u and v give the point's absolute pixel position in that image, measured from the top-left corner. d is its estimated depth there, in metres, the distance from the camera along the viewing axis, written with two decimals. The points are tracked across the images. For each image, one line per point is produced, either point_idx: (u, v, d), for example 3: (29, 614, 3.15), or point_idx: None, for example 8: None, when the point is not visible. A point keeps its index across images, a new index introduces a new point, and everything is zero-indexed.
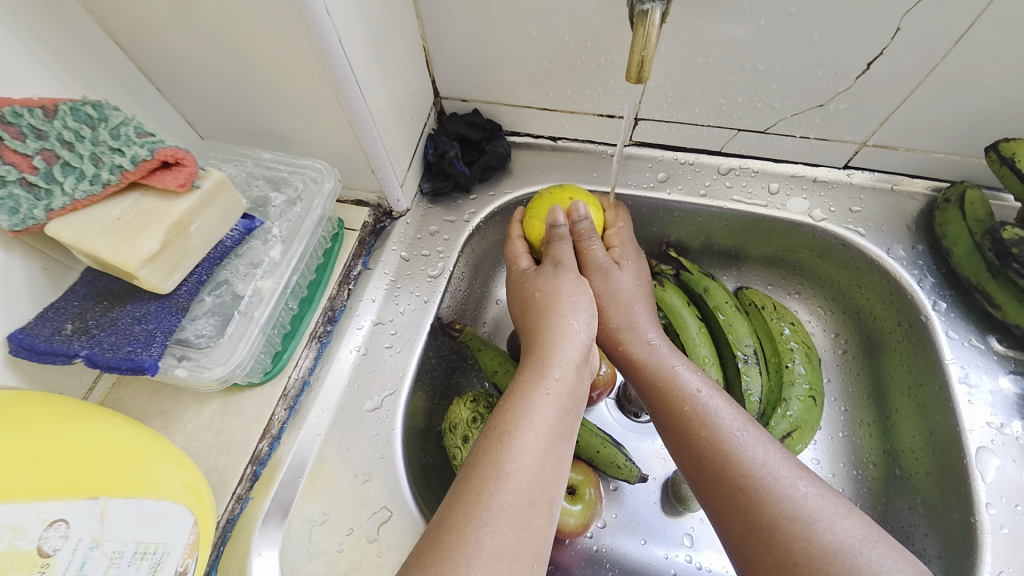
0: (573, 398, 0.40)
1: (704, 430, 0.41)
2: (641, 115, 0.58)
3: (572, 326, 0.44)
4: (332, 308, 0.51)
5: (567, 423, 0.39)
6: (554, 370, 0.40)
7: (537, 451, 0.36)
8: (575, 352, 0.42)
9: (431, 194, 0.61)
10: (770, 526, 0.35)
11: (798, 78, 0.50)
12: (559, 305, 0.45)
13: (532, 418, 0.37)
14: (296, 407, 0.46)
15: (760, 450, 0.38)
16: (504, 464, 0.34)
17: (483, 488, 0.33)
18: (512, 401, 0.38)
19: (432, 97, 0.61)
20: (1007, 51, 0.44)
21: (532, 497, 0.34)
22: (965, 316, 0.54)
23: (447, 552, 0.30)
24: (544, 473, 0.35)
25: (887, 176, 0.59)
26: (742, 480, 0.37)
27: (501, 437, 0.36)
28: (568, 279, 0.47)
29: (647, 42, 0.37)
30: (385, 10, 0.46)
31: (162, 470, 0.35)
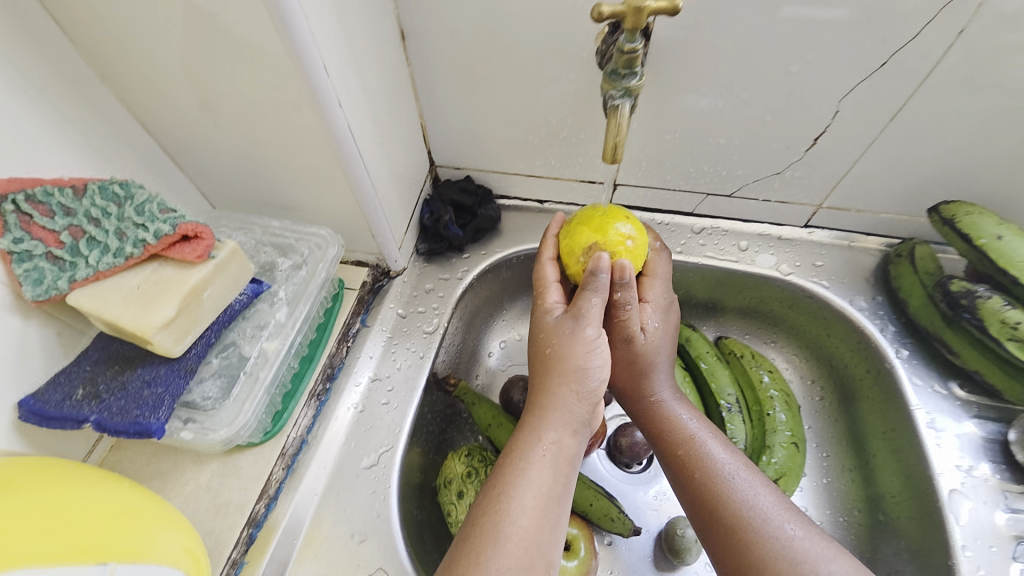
0: (571, 456, 0.42)
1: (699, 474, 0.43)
2: (619, 181, 0.64)
3: (576, 388, 0.44)
4: (330, 366, 0.53)
5: (565, 481, 0.40)
6: (551, 429, 0.42)
7: (533, 513, 0.37)
8: (574, 415, 0.43)
9: (426, 254, 0.65)
10: (761, 568, 0.37)
11: (755, 150, 0.56)
12: (565, 366, 0.44)
13: (528, 481, 0.39)
14: (294, 466, 0.47)
15: (751, 492, 0.41)
16: (501, 526, 0.36)
17: (482, 551, 0.35)
18: (509, 463, 0.40)
19: (428, 166, 0.66)
20: (928, 129, 0.51)
21: (529, 561, 0.35)
22: (928, 363, 0.57)
23: None
24: (542, 535, 0.37)
25: (844, 234, 0.64)
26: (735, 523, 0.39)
27: (497, 499, 0.38)
28: (585, 335, 0.45)
29: (619, 130, 0.42)
30: (389, 96, 0.52)
31: (164, 535, 0.35)
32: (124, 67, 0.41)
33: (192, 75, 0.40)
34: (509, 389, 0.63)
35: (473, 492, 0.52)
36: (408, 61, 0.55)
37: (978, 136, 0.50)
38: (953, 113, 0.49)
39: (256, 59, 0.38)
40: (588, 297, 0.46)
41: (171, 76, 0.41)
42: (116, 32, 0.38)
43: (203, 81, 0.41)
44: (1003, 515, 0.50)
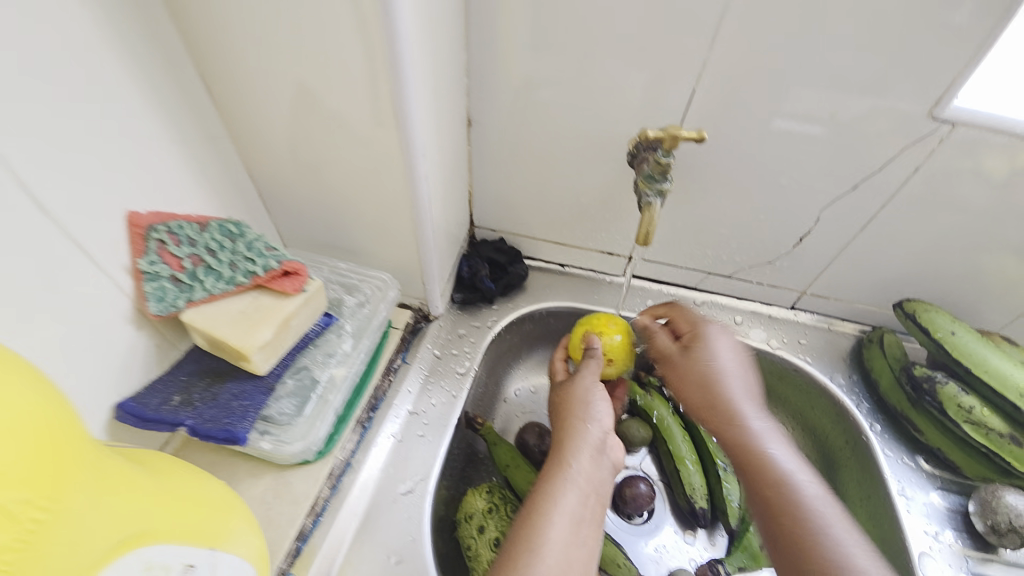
0: (597, 486, 0.49)
1: (791, 510, 0.43)
2: (635, 255, 0.74)
3: (590, 423, 0.52)
4: (375, 397, 0.59)
5: (590, 507, 0.47)
6: (578, 460, 0.49)
7: (563, 530, 0.44)
8: (590, 444, 0.51)
9: (460, 303, 0.72)
10: None
11: (751, 241, 0.67)
12: (575, 404, 0.54)
13: (556, 501, 0.46)
14: (338, 486, 0.52)
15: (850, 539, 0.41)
16: (535, 540, 0.43)
17: (519, 561, 0.42)
18: (542, 487, 0.48)
19: (468, 226, 0.76)
20: (888, 238, 0.63)
21: (561, 572, 0.42)
22: (897, 438, 0.65)
23: None
24: (571, 551, 0.43)
25: (824, 317, 0.74)
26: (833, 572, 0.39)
27: (530, 517, 0.45)
28: (585, 380, 0.56)
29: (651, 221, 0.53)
30: (455, 169, 0.62)
31: (247, 533, 0.38)
32: (255, 130, 0.50)
33: (311, 144, 0.50)
34: (526, 433, 0.68)
35: (494, 528, 0.56)
36: (469, 142, 0.66)
37: (930, 245, 0.62)
38: (906, 228, 0.61)
39: (371, 138, 0.47)
40: (589, 360, 0.57)
41: (293, 143, 0.50)
42: (261, 107, 0.47)
43: (318, 148, 0.50)
44: None
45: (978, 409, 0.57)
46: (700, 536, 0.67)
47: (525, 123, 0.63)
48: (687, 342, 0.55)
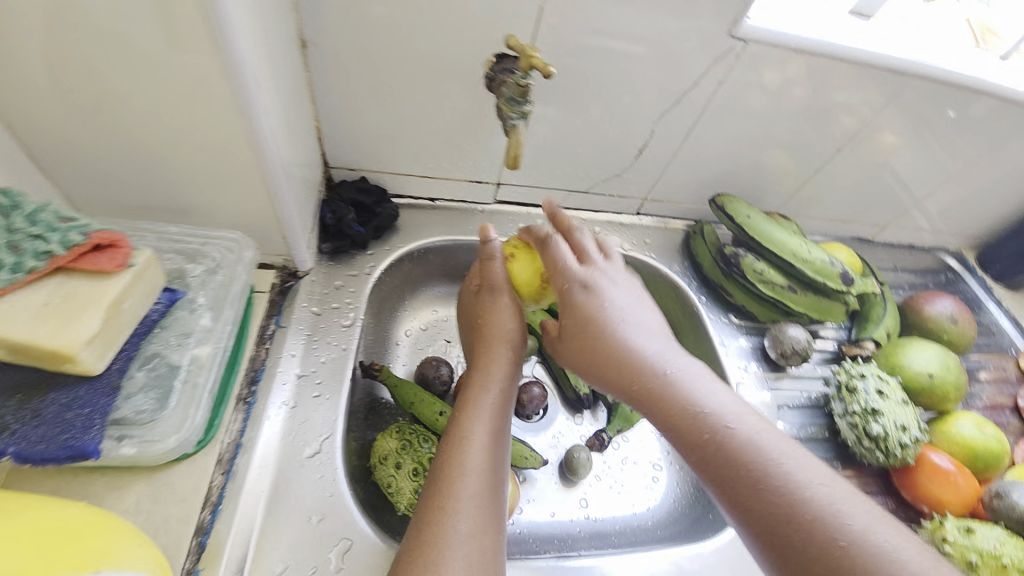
0: (511, 399, 0.54)
1: (728, 467, 0.41)
2: (501, 181, 0.76)
3: (501, 351, 0.55)
4: (254, 368, 0.53)
5: (505, 421, 0.52)
6: (494, 382, 0.53)
7: (485, 448, 0.49)
8: (505, 368, 0.55)
9: (330, 254, 0.67)
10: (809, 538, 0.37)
11: (601, 155, 0.74)
12: (495, 331, 0.56)
13: (478, 425, 0.50)
14: (233, 471, 0.47)
15: (799, 479, 0.39)
16: (463, 464, 0.47)
17: (451, 486, 0.45)
18: (461, 416, 0.51)
19: (322, 166, 0.68)
20: (703, 145, 0.74)
21: (489, 485, 0.47)
22: (717, 304, 0.79)
23: (434, 537, 0.42)
24: (494, 464, 0.48)
25: (661, 219, 0.86)
26: (796, 539, 0.37)
27: (457, 445, 0.48)
28: (504, 303, 0.56)
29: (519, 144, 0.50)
30: (296, 101, 0.54)
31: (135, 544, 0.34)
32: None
33: (92, 76, 0.38)
34: (425, 367, 0.71)
35: (410, 460, 0.59)
36: (307, 68, 0.58)
37: (733, 146, 0.76)
38: (714, 136, 0.73)
39: (182, 63, 0.38)
40: (493, 263, 0.56)
41: (65, 75, 0.38)
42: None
43: (104, 78, 0.39)
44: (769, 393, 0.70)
45: (767, 271, 0.72)
46: (586, 416, 0.79)
47: (368, 43, 0.57)
48: (565, 324, 0.51)
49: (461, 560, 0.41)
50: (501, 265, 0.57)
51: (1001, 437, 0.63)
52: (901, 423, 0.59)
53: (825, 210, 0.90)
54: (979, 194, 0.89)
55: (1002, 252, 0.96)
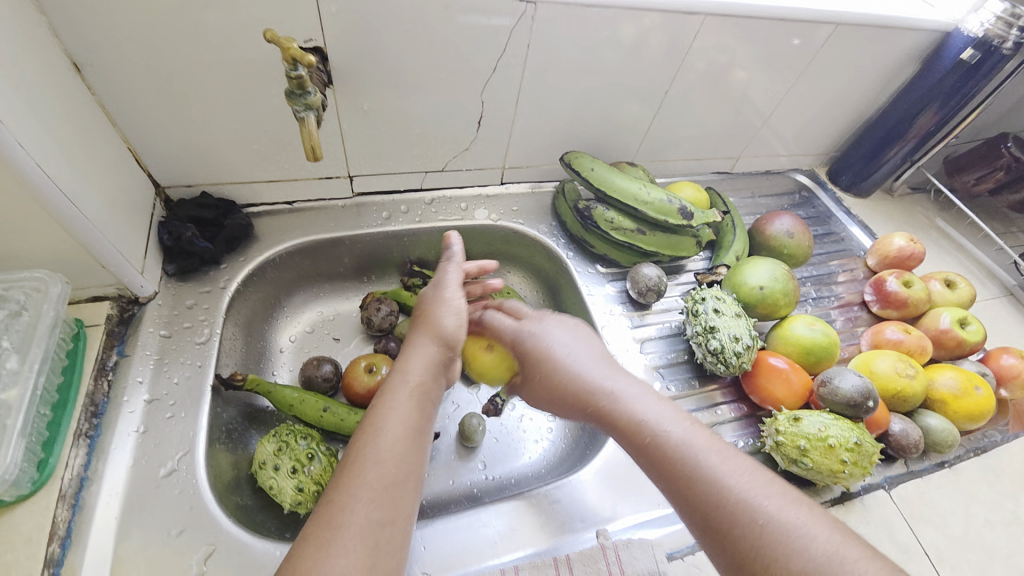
0: (431, 396, 0.54)
1: (665, 460, 0.45)
2: (352, 172, 0.76)
3: (428, 344, 0.58)
4: (93, 403, 0.53)
5: (423, 413, 0.52)
6: (415, 376, 0.54)
7: (400, 437, 0.48)
8: (428, 364, 0.56)
9: (177, 274, 0.66)
10: (733, 523, 0.40)
11: (443, 133, 0.75)
12: (432, 326, 0.59)
13: (393, 415, 0.49)
14: (80, 504, 0.48)
15: (726, 466, 0.43)
16: (372, 451, 0.46)
17: (358, 472, 0.45)
18: (378, 406, 0.51)
19: (152, 188, 0.66)
20: (541, 106, 0.76)
21: (399, 476, 0.45)
22: (584, 257, 0.83)
23: (329, 527, 0.41)
24: (406, 455, 0.47)
25: (528, 184, 0.88)
26: (722, 518, 0.41)
27: (367, 433, 0.48)
28: (448, 300, 0.61)
29: (311, 134, 0.50)
30: (81, 125, 0.53)
31: None
32: None
33: None
34: (307, 369, 0.72)
35: (287, 461, 0.59)
36: (93, 90, 0.56)
37: (570, 105, 0.78)
38: (548, 97, 0.75)
39: None
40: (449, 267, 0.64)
41: None
42: None
43: None
44: (636, 330, 0.75)
45: (616, 218, 0.77)
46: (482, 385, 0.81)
47: (150, 56, 0.55)
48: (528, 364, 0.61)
49: (344, 555, 0.39)
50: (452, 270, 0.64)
51: (833, 331, 0.69)
52: (733, 334, 0.65)
53: (681, 151, 0.95)
54: (812, 115, 0.96)
55: (849, 163, 1.04)
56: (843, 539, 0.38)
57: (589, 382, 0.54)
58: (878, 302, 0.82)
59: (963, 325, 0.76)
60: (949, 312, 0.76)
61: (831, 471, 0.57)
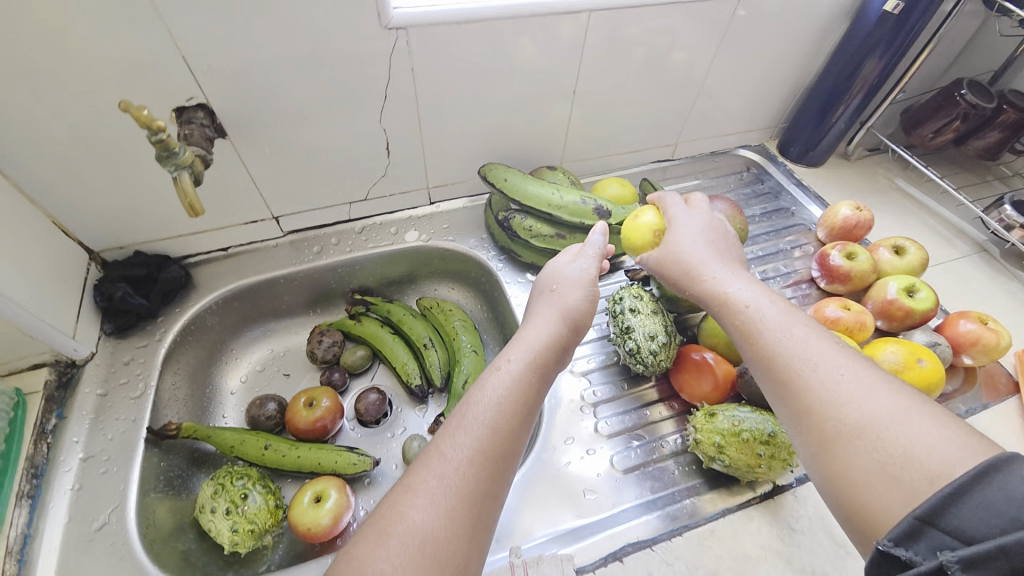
0: (548, 373, 0.50)
1: (771, 357, 0.46)
2: (276, 213, 0.79)
3: (559, 295, 0.58)
4: (33, 465, 0.57)
5: (534, 381, 0.48)
6: (534, 346, 0.51)
7: (510, 394, 0.46)
8: (551, 325, 0.54)
9: (116, 332, 0.70)
10: (812, 380, 0.42)
11: (354, 164, 0.77)
12: (556, 277, 0.61)
13: (506, 372, 0.48)
14: (26, 558, 0.52)
15: (822, 350, 0.44)
16: (477, 395, 0.46)
17: (466, 405, 0.45)
18: (492, 370, 0.49)
19: (86, 255, 0.71)
20: (448, 125, 0.77)
21: (497, 429, 0.43)
22: (515, 265, 0.84)
23: (442, 433, 0.43)
24: (517, 412, 0.45)
25: (458, 200, 0.89)
26: (800, 376, 0.43)
27: (483, 382, 0.47)
28: (585, 254, 0.63)
29: (186, 192, 0.53)
30: None
31: None
32: None
33: None
34: (254, 407, 0.75)
35: (223, 502, 0.62)
36: (7, 176, 0.60)
37: (477, 120, 0.79)
38: (451, 114, 0.76)
39: None
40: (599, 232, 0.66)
41: None
42: None
43: None
44: None
45: (535, 225, 0.76)
46: (430, 405, 0.83)
47: (49, 137, 0.59)
48: (659, 263, 0.63)
49: (433, 503, 0.38)
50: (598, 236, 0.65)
51: None
52: (647, 334, 0.64)
53: (617, 146, 0.94)
54: (746, 89, 0.93)
55: (797, 133, 0.99)
56: (945, 418, 0.36)
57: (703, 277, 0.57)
58: (825, 277, 0.79)
59: (911, 293, 0.71)
60: (896, 280, 0.72)
61: (748, 467, 0.55)
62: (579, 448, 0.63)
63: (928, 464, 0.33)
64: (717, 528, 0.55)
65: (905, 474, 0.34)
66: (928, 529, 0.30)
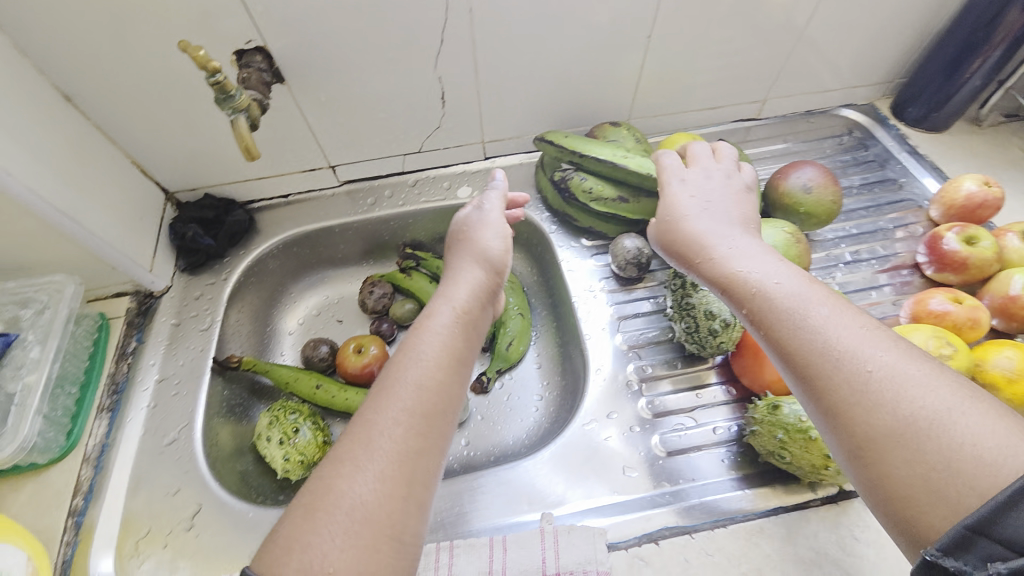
0: (476, 323, 0.51)
1: (791, 347, 0.39)
2: (333, 162, 0.79)
3: (488, 251, 0.57)
4: (114, 382, 0.63)
5: (464, 333, 0.49)
6: (460, 302, 0.51)
7: (440, 347, 0.46)
8: (473, 279, 0.55)
9: (188, 269, 0.75)
10: (837, 373, 0.36)
11: (409, 115, 0.74)
12: (473, 238, 0.59)
13: (436, 326, 0.48)
14: (101, 465, 0.58)
15: (837, 325, 0.38)
16: (411, 353, 0.45)
17: (399, 366, 0.44)
18: (421, 329, 0.48)
19: (163, 196, 0.75)
20: (507, 73, 0.72)
21: (433, 380, 0.43)
22: (568, 230, 0.79)
23: (377, 395, 0.42)
24: (450, 365, 0.45)
25: (514, 156, 0.85)
26: (830, 371, 0.36)
27: (411, 341, 0.46)
28: (490, 212, 0.61)
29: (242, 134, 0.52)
30: (74, 147, 0.60)
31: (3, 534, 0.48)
32: None
33: None
34: (308, 349, 0.77)
35: (276, 433, 0.66)
36: (88, 116, 0.64)
37: (538, 69, 0.73)
38: (510, 62, 0.71)
39: None
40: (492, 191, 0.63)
41: None
42: None
43: None
44: (616, 307, 0.70)
45: (595, 186, 0.70)
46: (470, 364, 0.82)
47: (124, 79, 0.61)
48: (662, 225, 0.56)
49: (373, 475, 0.37)
50: (498, 194, 0.63)
51: None
52: (711, 311, 0.58)
53: (696, 100, 0.84)
54: (862, 34, 0.78)
55: (917, 91, 0.84)
56: (972, 402, 0.32)
57: (703, 240, 0.51)
58: (932, 263, 0.69)
59: None
60: None
61: (814, 466, 0.50)
62: (622, 423, 0.60)
63: (976, 474, 0.29)
64: (766, 526, 0.51)
65: (950, 489, 0.29)
66: (979, 539, 0.27)
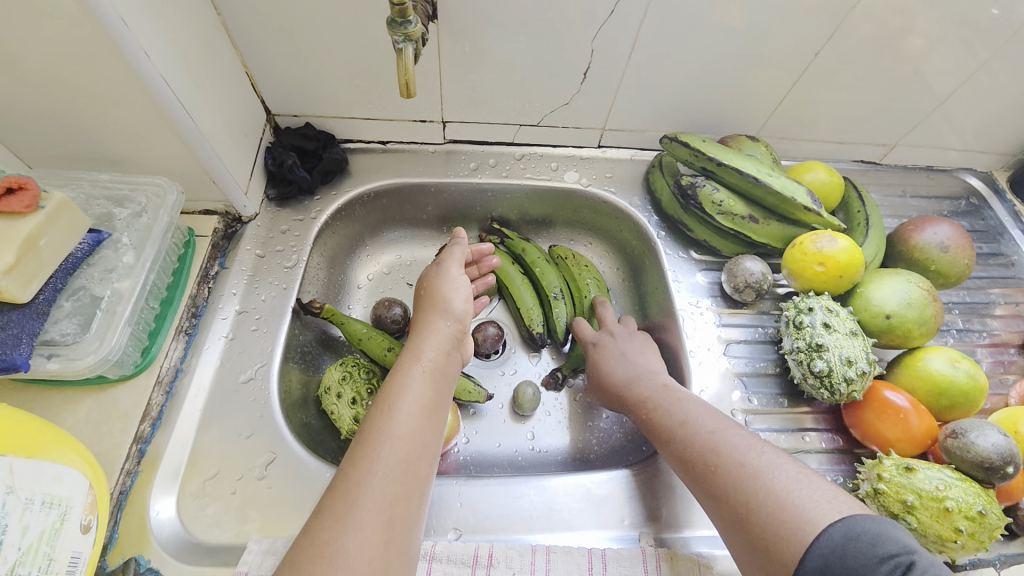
0: (445, 372, 0.50)
1: (730, 494, 0.44)
2: (446, 118, 0.74)
3: (451, 307, 0.55)
4: (194, 305, 0.59)
5: (438, 386, 0.48)
6: (428, 352, 0.50)
7: (415, 405, 0.45)
8: (443, 337, 0.53)
9: (277, 199, 0.70)
10: (767, 517, 0.41)
11: (544, 85, 0.70)
12: (437, 298, 0.56)
13: (410, 381, 0.47)
14: (173, 391, 0.54)
15: (774, 467, 0.44)
16: (386, 410, 0.44)
17: (373, 423, 0.44)
18: (393, 380, 0.48)
19: (264, 115, 0.70)
20: (659, 63, 0.67)
21: (408, 435, 0.43)
22: (675, 238, 0.75)
23: (354, 453, 0.42)
24: (422, 421, 0.45)
25: (626, 150, 0.81)
26: (755, 514, 0.42)
27: (383, 400, 0.46)
28: (454, 271, 0.59)
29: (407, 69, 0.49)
30: (201, 43, 0.55)
31: (63, 450, 0.42)
32: None
33: None
34: (379, 308, 0.73)
35: (349, 390, 0.62)
36: (217, 10, 0.58)
37: (690, 65, 0.68)
38: (667, 51, 0.66)
39: (46, 6, 0.41)
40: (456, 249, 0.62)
41: None
42: None
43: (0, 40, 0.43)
44: (721, 329, 0.67)
45: (726, 200, 0.67)
46: (542, 357, 0.79)
47: None
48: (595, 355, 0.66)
49: (357, 529, 0.37)
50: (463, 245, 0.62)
51: (980, 374, 0.56)
52: (846, 356, 0.55)
53: (824, 131, 0.80)
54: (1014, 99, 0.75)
55: None
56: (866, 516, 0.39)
57: (638, 391, 0.59)
58: None
59: None
60: None
61: (939, 538, 0.47)
62: None
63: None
64: None
65: None
66: None
